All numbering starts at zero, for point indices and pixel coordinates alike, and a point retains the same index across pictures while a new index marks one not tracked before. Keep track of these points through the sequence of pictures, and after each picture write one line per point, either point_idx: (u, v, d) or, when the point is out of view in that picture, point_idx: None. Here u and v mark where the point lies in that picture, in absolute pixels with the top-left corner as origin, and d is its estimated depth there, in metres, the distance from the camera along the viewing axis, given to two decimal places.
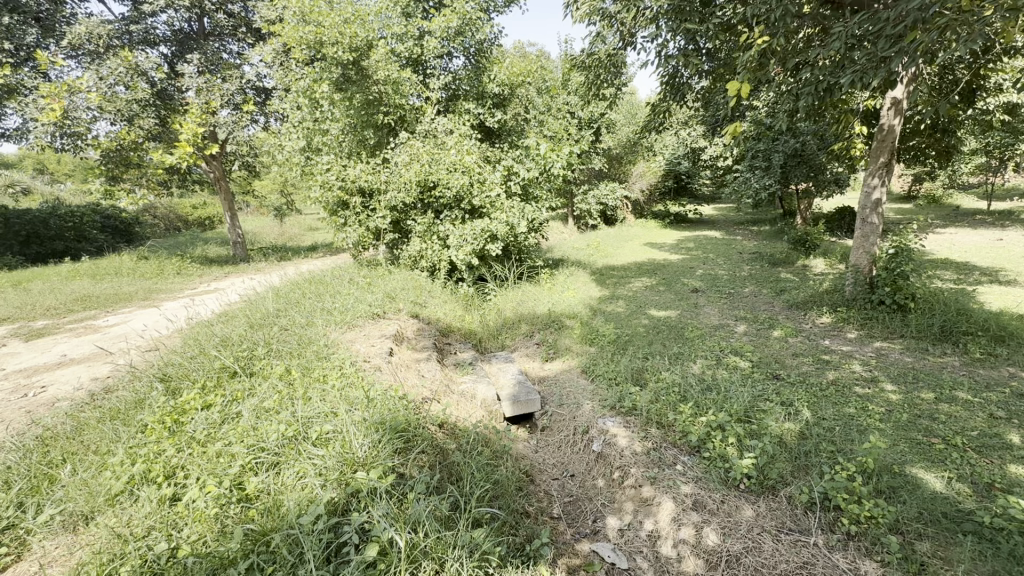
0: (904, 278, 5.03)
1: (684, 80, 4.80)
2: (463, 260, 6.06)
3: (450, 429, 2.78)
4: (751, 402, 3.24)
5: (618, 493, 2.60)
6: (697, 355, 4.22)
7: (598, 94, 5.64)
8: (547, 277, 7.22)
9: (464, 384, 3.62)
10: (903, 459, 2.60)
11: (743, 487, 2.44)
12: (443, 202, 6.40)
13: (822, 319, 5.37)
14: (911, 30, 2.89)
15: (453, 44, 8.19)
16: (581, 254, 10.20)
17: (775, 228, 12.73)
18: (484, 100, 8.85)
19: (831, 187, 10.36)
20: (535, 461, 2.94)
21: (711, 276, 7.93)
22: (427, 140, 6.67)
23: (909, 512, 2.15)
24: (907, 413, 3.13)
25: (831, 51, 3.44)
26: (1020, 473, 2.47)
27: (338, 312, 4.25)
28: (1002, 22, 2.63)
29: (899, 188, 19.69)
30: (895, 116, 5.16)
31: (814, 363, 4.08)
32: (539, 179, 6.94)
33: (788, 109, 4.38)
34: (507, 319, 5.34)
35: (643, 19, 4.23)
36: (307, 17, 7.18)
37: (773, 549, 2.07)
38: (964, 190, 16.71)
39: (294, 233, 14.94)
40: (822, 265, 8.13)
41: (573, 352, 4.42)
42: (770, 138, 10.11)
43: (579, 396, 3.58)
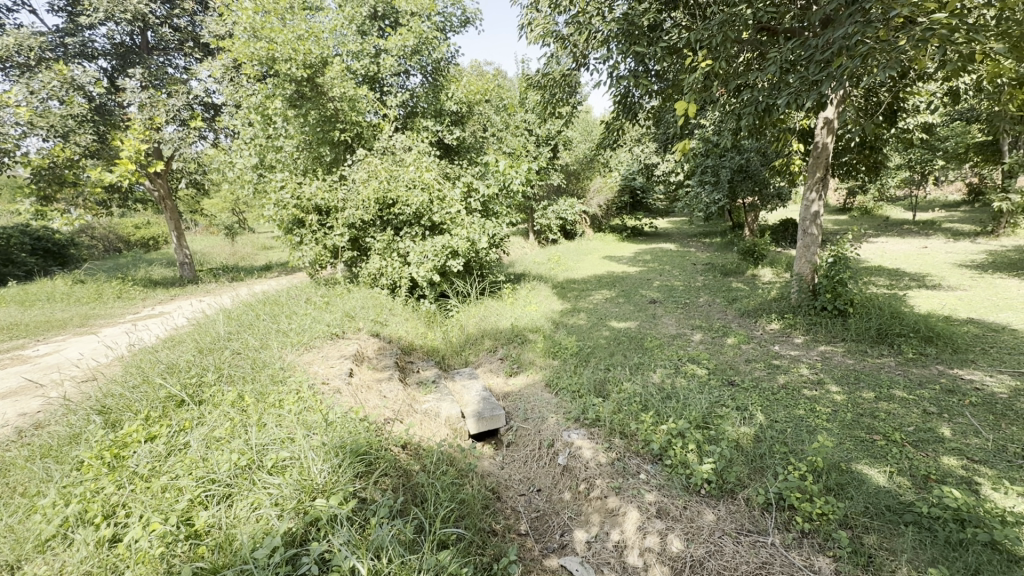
0: (842, 285, 5.37)
1: (636, 99, 5.01)
2: (425, 277, 6.01)
3: (414, 449, 2.73)
4: (708, 408, 3.35)
5: (585, 506, 2.61)
6: (656, 364, 4.34)
7: (554, 113, 5.78)
8: (509, 292, 7.25)
9: (427, 402, 3.56)
10: (849, 456, 2.75)
11: (703, 492, 2.51)
12: (403, 219, 6.36)
13: (771, 326, 5.64)
14: (837, 56, 3.14)
15: (409, 62, 8.27)
16: (542, 268, 10.32)
17: (725, 239, 13.32)
18: (442, 118, 8.90)
19: (774, 201, 10.99)
20: (501, 478, 2.92)
21: (667, 286, 8.21)
22: (385, 157, 6.64)
23: (856, 507, 2.26)
24: (851, 413, 3.32)
25: (768, 75, 3.68)
26: (951, 464, 2.66)
27: (294, 333, 4.11)
28: (914, 51, 2.91)
29: (836, 201, 21.04)
30: (828, 136, 5.55)
31: (766, 368, 4.28)
32: (499, 196, 7.04)
33: (733, 127, 4.63)
34: (470, 335, 5.32)
35: (594, 42, 4.41)
36: (258, 33, 7.04)
37: (734, 552, 2.12)
38: (891, 202, 18.14)
39: (246, 253, 14.41)
40: (770, 274, 8.56)
41: (536, 366, 4.45)
42: (717, 155, 10.64)
43: (543, 409, 3.59)
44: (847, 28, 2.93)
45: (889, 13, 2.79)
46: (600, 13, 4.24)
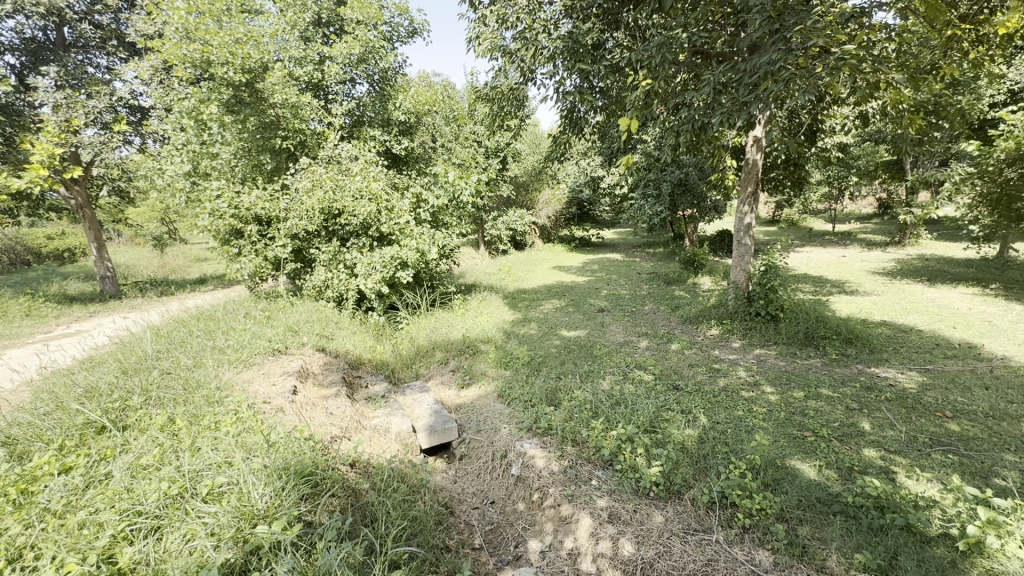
0: (774, 291, 5.76)
1: (581, 114, 5.15)
2: (373, 289, 5.87)
3: (363, 467, 2.65)
4: (655, 412, 3.47)
5: (539, 515, 2.62)
6: (605, 371, 4.45)
7: (502, 125, 5.85)
8: (460, 303, 7.22)
9: (376, 418, 3.45)
10: (783, 453, 2.93)
11: (652, 495, 2.59)
12: (349, 229, 6.18)
13: (711, 331, 5.94)
14: (763, 79, 3.40)
15: (355, 70, 8.13)
16: (492, 279, 10.36)
17: (667, 249, 13.93)
18: (389, 127, 8.79)
19: (711, 213, 11.63)
20: (454, 492, 2.88)
21: (614, 295, 8.46)
22: (330, 166, 6.47)
23: (791, 500, 2.41)
24: (784, 412, 3.54)
25: (703, 96, 3.92)
26: (872, 456, 2.89)
27: (232, 350, 3.88)
28: (829, 77, 3.19)
29: (766, 212, 22.56)
30: (757, 153, 5.96)
31: (707, 372, 4.49)
32: (448, 206, 7.07)
33: (672, 143, 4.88)
34: (420, 346, 5.23)
35: (541, 57, 4.49)
36: (192, 34, 6.70)
37: (682, 552, 2.20)
38: (813, 214, 19.68)
39: (178, 265, 13.50)
40: (708, 282, 9.02)
41: (488, 377, 4.44)
42: (659, 169, 11.14)
43: (496, 420, 3.58)
44: (771, 54, 3.18)
45: (807, 43, 3.06)
46: (546, 30, 4.33)
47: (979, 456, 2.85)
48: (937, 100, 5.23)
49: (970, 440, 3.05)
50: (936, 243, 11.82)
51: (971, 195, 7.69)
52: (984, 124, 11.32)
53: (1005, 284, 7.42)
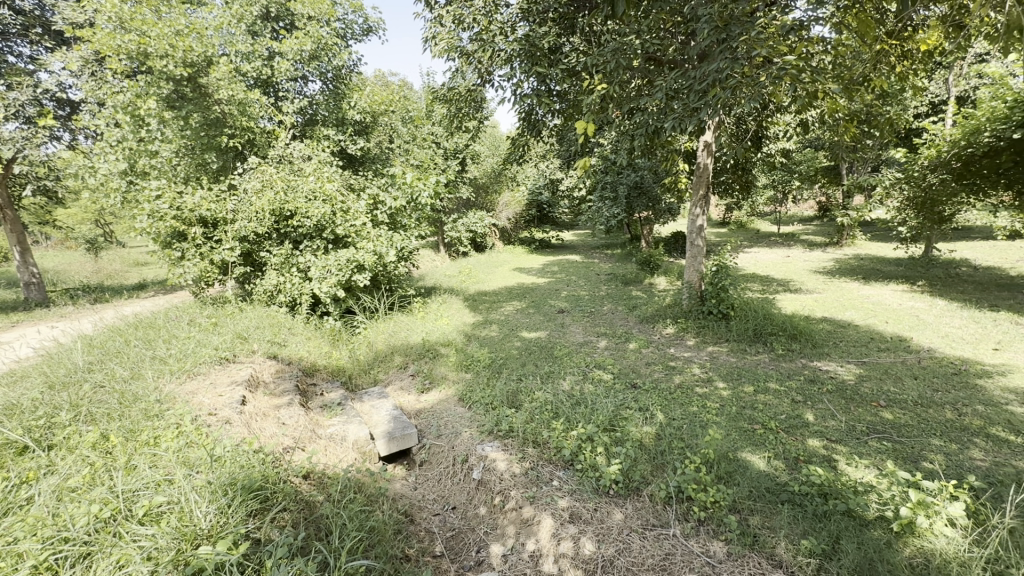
0: (724, 290, 5.99)
1: (539, 117, 5.18)
2: (328, 293, 5.68)
3: (318, 478, 2.55)
4: (614, 411, 3.52)
5: (500, 518, 2.60)
6: (566, 372, 4.49)
7: (460, 126, 5.82)
8: (420, 306, 7.12)
9: (332, 426, 3.33)
10: (735, 446, 3.04)
11: (612, 493, 2.62)
12: (302, 232, 5.97)
13: (667, 330, 6.11)
14: (711, 86, 3.53)
15: (308, 68, 7.89)
16: (452, 281, 10.26)
17: (624, 250, 14.26)
18: (344, 127, 8.58)
19: (665, 216, 11.99)
20: (414, 499, 2.82)
21: (574, 296, 8.58)
22: (282, 166, 6.26)
23: (743, 492, 2.50)
24: (735, 406, 3.68)
25: (656, 101, 4.03)
26: (815, 446, 3.05)
27: (174, 360, 3.66)
28: (772, 86, 3.36)
29: (718, 215, 23.49)
30: (708, 157, 6.19)
31: (664, 370, 4.62)
32: (406, 208, 6.98)
33: (627, 146, 4.99)
34: (379, 352, 5.11)
35: (498, 59, 4.46)
36: (127, 24, 6.31)
37: (641, 548, 2.23)
38: (760, 217, 20.67)
39: (115, 270, 12.65)
40: (664, 283, 9.29)
41: (449, 381, 4.39)
42: (615, 172, 11.39)
43: (457, 424, 3.54)
44: (719, 63, 3.30)
45: (751, 52, 3.20)
46: (503, 32, 4.34)
47: (909, 442, 3.06)
48: (868, 110, 5.61)
49: (902, 428, 3.27)
50: (869, 243, 12.66)
51: (899, 198, 8.28)
52: (909, 133, 12.24)
53: (929, 282, 8.02)
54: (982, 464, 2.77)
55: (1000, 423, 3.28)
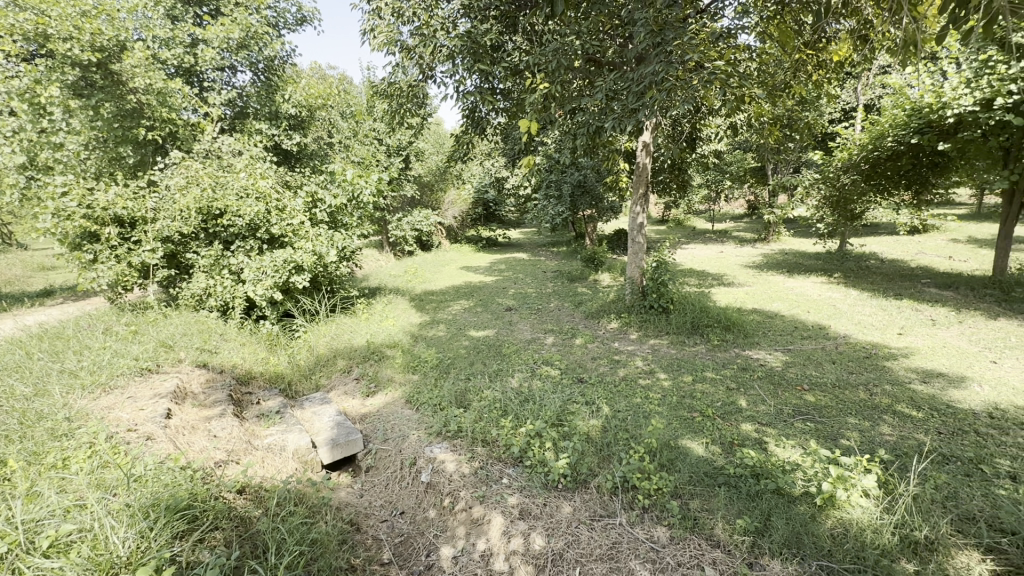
0: (664, 286, 6.23)
1: (483, 115, 5.14)
2: (263, 295, 5.38)
3: (254, 492, 2.41)
4: (562, 406, 3.58)
5: (450, 520, 2.55)
6: (514, 369, 4.51)
7: (402, 122, 5.70)
8: (363, 307, 6.92)
9: (270, 436, 3.14)
10: (676, 434, 3.17)
11: (560, 487, 2.66)
12: (233, 231, 5.62)
13: (611, 325, 6.28)
14: (648, 89, 3.65)
15: (236, 57, 7.43)
16: (398, 281, 10.03)
17: (570, 248, 14.53)
18: (278, 121, 8.16)
19: (608, 214, 12.34)
20: (360, 507, 2.72)
21: (521, 294, 8.64)
22: (208, 162, 5.85)
23: (683, 478, 2.61)
24: (676, 396, 3.85)
25: (596, 101, 4.12)
26: (748, 430, 3.24)
27: (87, 373, 3.33)
28: (704, 90, 3.53)
29: (657, 213, 24.45)
30: (646, 157, 6.41)
31: (608, 363, 4.75)
32: (347, 206, 6.78)
33: (570, 145, 5.08)
34: (321, 355, 4.91)
35: (440, 55, 4.39)
36: (21, 2, 5.74)
37: (589, 539, 2.27)
38: (696, 215, 21.75)
39: (14, 275, 11.35)
40: (608, 279, 9.55)
41: (395, 383, 4.28)
42: (559, 171, 11.57)
43: (404, 427, 3.46)
44: (655, 66, 3.43)
45: (684, 57, 3.34)
46: (444, 27, 4.27)
47: (829, 421, 3.32)
48: (789, 114, 6.02)
49: (823, 409, 3.54)
50: (793, 239, 13.63)
51: (817, 197, 8.98)
52: (824, 138, 13.30)
53: (844, 274, 8.74)
54: (890, 438, 3.06)
55: (904, 400, 3.64)
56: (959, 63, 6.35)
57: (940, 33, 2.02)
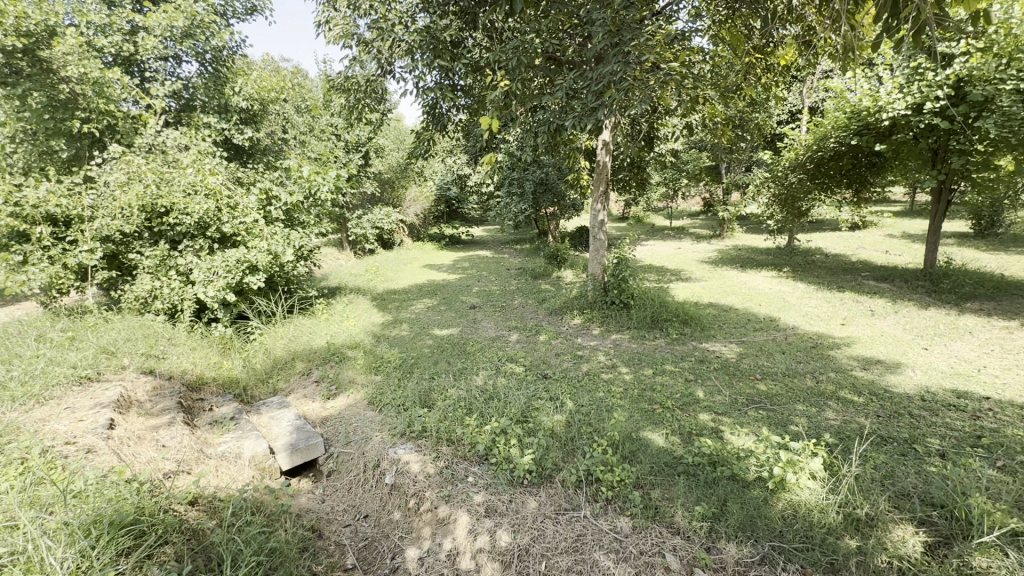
0: (624, 281, 6.37)
1: (444, 111, 5.10)
2: (215, 297, 5.14)
3: (207, 503, 2.30)
4: (527, 402, 3.60)
5: (415, 521, 2.53)
6: (479, 367, 4.50)
7: (361, 118, 5.57)
8: (323, 307, 6.74)
9: (224, 443, 3.01)
10: (638, 426, 3.26)
11: (526, 483, 2.68)
12: (180, 230, 5.33)
13: (574, 321, 6.37)
14: (607, 88, 3.71)
15: (180, 46, 7.06)
16: (359, 280, 9.82)
17: (533, 245, 14.61)
18: (228, 114, 7.81)
19: (570, 211, 12.48)
20: (321, 512, 2.66)
21: (485, 291, 8.63)
22: (151, 156, 5.53)
23: (645, 469, 2.68)
24: (637, 389, 3.95)
25: (557, 100, 4.16)
26: (705, 420, 3.36)
27: (17, 383, 3.08)
28: (661, 90, 3.63)
29: (618, 210, 24.93)
30: (606, 155, 6.52)
31: (572, 359, 4.82)
32: (304, 204, 6.59)
33: (531, 143, 5.10)
34: (278, 358, 4.75)
35: (399, 50, 4.32)
36: None
37: (554, 532, 2.30)
38: (654, 212, 22.32)
39: None
40: (571, 276, 9.67)
41: (357, 385, 4.19)
42: (522, 168, 11.60)
43: (366, 429, 3.40)
44: (613, 66, 3.50)
45: (642, 57, 3.43)
46: (402, 22, 4.20)
47: (780, 409, 3.49)
48: (740, 115, 6.27)
49: (774, 397, 3.72)
50: (745, 235, 14.20)
51: (767, 195, 9.39)
52: (772, 138, 13.92)
53: (792, 268, 9.19)
54: (835, 423, 3.25)
55: (847, 386, 3.87)
56: (893, 68, 6.76)
57: (875, 41, 2.14)
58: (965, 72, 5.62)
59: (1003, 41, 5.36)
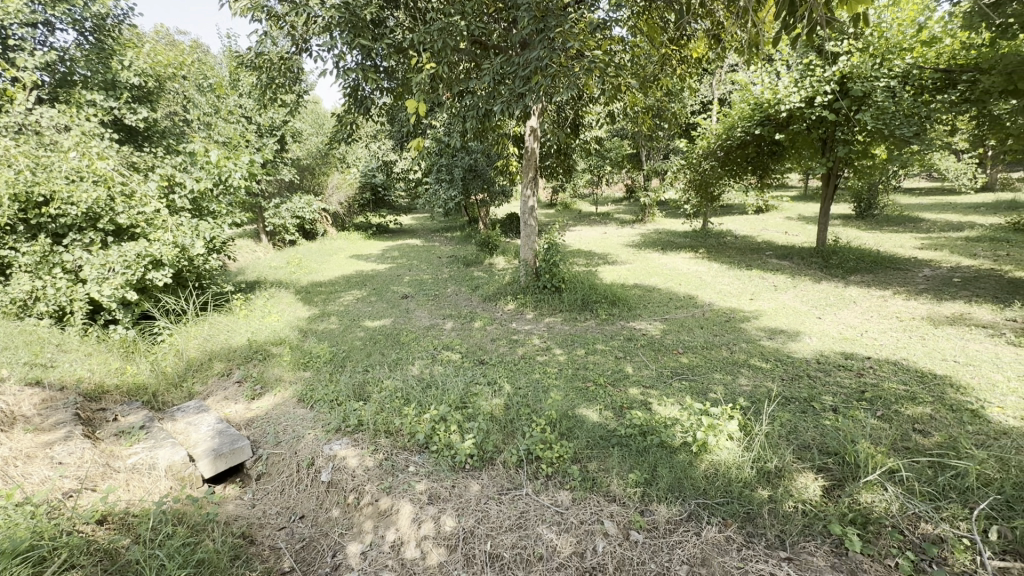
0: (555, 266, 6.53)
1: (367, 94, 4.87)
2: (113, 297, 4.63)
3: (119, 520, 2.10)
4: (465, 389, 3.62)
5: (356, 516, 2.47)
6: (414, 357, 4.44)
7: (275, 99, 5.21)
8: (240, 303, 6.29)
9: (134, 454, 2.74)
10: (573, 403, 3.39)
11: (467, 467, 2.71)
12: (64, 221, 4.71)
13: (508, 306, 6.45)
14: (534, 74, 3.75)
15: (52, 11, 6.16)
16: (280, 273, 9.23)
17: (464, 233, 14.51)
18: (117, 92, 6.98)
19: (500, 198, 12.53)
20: (252, 517, 2.52)
21: (417, 280, 8.47)
22: (21, 138, 4.77)
23: (581, 444, 2.80)
24: (571, 368, 4.10)
25: (484, 85, 4.15)
26: (634, 393, 3.56)
27: None
28: (585, 77, 3.72)
29: (546, 196, 25.39)
30: (534, 142, 6.58)
31: (508, 343, 4.88)
32: (213, 191, 6.08)
33: (460, 128, 5.03)
34: (192, 359, 4.38)
35: (315, 27, 4.06)
36: None
37: (498, 512, 2.35)
38: (581, 198, 22.99)
39: None
40: (502, 262, 9.73)
41: (285, 382, 3.98)
42: (449, 155, 11.44)
43: (297, 427, 3.24)
44: (539, 52, 3.54)
45: (566, 45, 3.50)
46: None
47: (700, 378, 3.79)
48: (659, 105, 6.58)
49: (694, 368, 4.03)
50: (665, 220, 15.03)
51: (684, 181, 9.98)
52: (687, 127, 14.79)
53: (707, 249, 9.88)
54: (747, 387, 3.58)
55: (756, 355, 4.27)
56: (788, 65, 7.39)
57: (775, 37, 2.32)
58: (847, 69, 6.34)
59: (877, 43, 6.18)
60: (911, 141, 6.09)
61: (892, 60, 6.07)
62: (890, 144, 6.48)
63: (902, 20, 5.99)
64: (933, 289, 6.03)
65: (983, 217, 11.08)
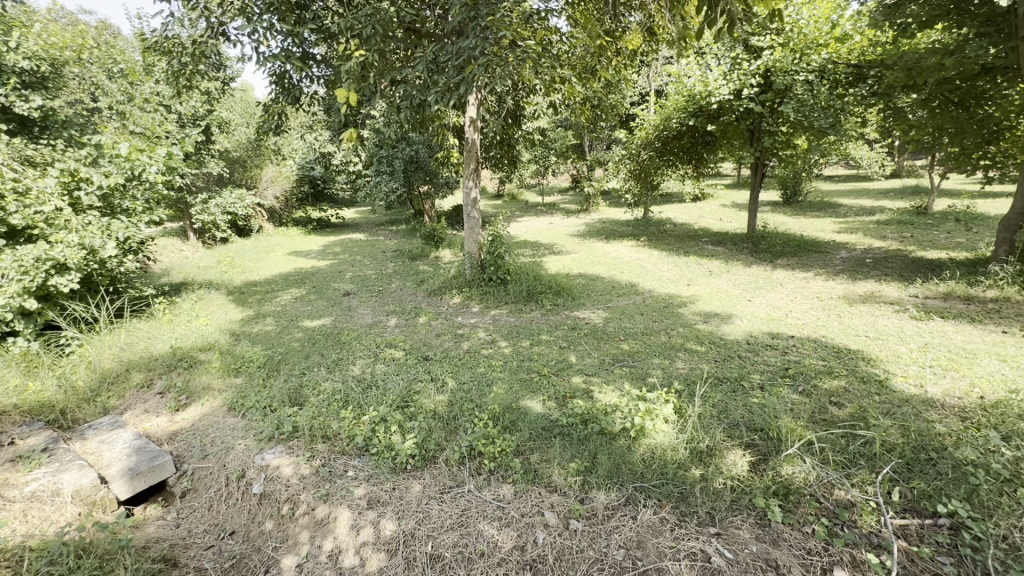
0: (500, 258, 6.50)
1: (294, 82, 4.60)
2: (8, 306, 4.14)
3: (11, 557, 1.88)
4: (407, 387, 3.53)
5: (291, 527, 2.35)
6: (356, 356, 4.29)
7: (192, 86, 4.83)
8: (163, 308, 5.84)
9: (33, 480, 2.45)
10: (517, 395, 3.39)
11: (409, 467, 2.64)
12: None
13: (454, 300, 6.37)
14: (467, 63, 3.67)
15: None
16: (210, 274, 8.65)
17: (409, 226, 14.20)
18: (5, 77, 6.23)
19: (444, 189, 12.34)
20: (175, 538, 2.34)
21: (359, 276, 8.20)
22: None
23: (524, 436, 2.80)
24: (516, 360, 4.10)
25: (418, 73, 4.03)
26: (577, 382, 3.61)
27: None
28: (519, 68, 3.68)
29: (493, 187, 25.27)
30: (475, 133, 6.50)
31: (453, 338, 4.82)
32: (125, 187, 5.57)
33: (396, 119, 4.88)
34: (107, 371, 4.01)
35: (231, 9, 3.77)
36: None
37: (439, 511, 2.31)
38: (527, 188, 23.07)
39: None
40: (449, 256, 9.60)
41: (213, 390, 3.74)
42: (390, 146, 11.11)
43: (227, 438, 3.05)
44: (472, 40, 3.47)
45: (498, 34, 3.45)
46: None
47: (640, 364, 3.89)
48: (596, 96, 6.66)
49: (635, 354, 4.14)
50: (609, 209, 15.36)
51: (625, 170, 10.21)
52: (627, 118, 15.15)
53: (648, 237, 10.18)
54: (683, 370, 3.73)
55: (692, 338, 4.44)
56: (718, 58, 7.67)
57: (697, 31, 2.37)
58: (770, 63, 6.67)
59: (796, 38, 6.48)
60: (828, 131, 6.50)
61: (809, 55, 6.38)
62: (810, 134, 6.90)
63: (819, 18, 6.32)
64: (849, 270, 6.51)
65: (892, 202, 12.08)
